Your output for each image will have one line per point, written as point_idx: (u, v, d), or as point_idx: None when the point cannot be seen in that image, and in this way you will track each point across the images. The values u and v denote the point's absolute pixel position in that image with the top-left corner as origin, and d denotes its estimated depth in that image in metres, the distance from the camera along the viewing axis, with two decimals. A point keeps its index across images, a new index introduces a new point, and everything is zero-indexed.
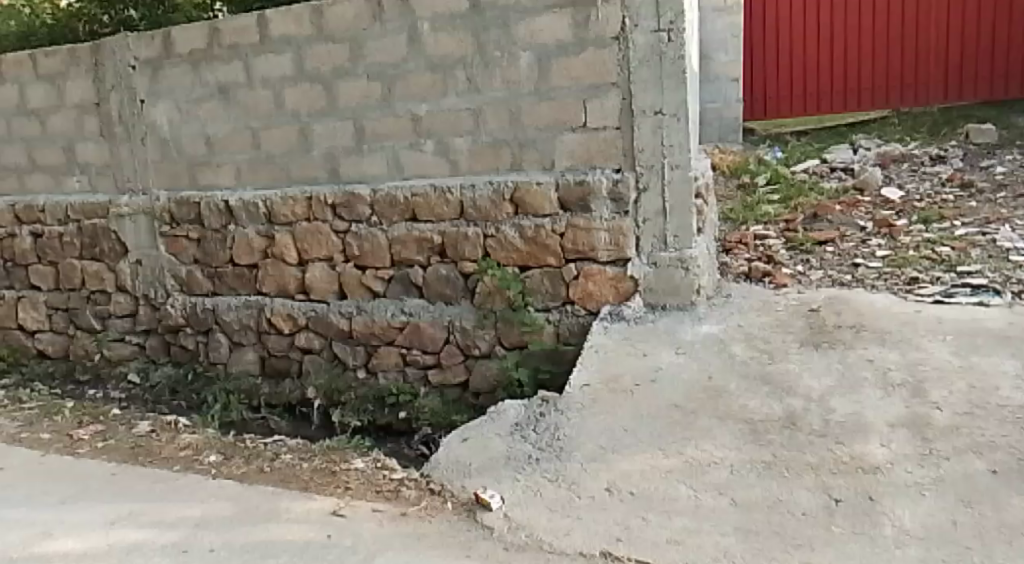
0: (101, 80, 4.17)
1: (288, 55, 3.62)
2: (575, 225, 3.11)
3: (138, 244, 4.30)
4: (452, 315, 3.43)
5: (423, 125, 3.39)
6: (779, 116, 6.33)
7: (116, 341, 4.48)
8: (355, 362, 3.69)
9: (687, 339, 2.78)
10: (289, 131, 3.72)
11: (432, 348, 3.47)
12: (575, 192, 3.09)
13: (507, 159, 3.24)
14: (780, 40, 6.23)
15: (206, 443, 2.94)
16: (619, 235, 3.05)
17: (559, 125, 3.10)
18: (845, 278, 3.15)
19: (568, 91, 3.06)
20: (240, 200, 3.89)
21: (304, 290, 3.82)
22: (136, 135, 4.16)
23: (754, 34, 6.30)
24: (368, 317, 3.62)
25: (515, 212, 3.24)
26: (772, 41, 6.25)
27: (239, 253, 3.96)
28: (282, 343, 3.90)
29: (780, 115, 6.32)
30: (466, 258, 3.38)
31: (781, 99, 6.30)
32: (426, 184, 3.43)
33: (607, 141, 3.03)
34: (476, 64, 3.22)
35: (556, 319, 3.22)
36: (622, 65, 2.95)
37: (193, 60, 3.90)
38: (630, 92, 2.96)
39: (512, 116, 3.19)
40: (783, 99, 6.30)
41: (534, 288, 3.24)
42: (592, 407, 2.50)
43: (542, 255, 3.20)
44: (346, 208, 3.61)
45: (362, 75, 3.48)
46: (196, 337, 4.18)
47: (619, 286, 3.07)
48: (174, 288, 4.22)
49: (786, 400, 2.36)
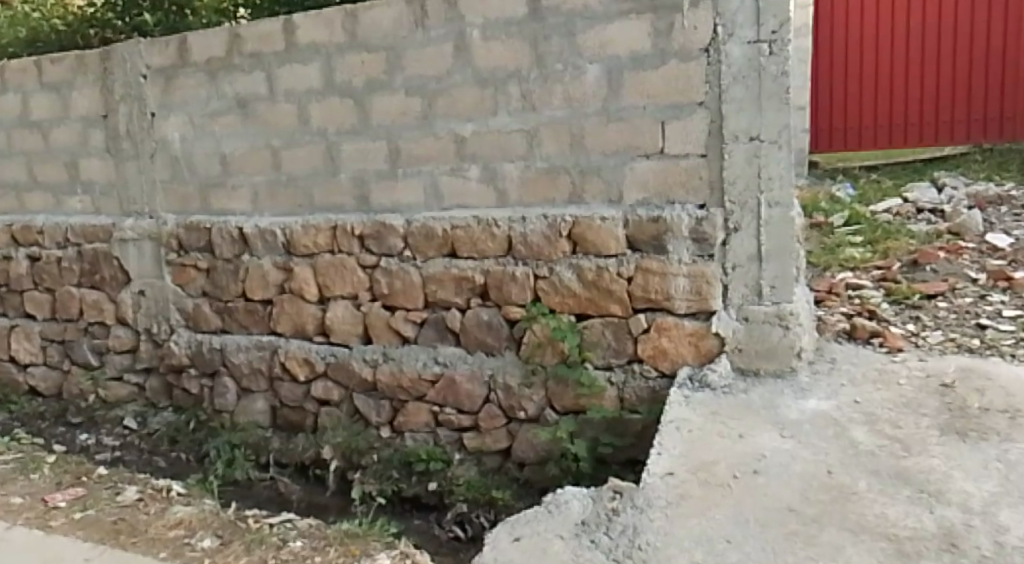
0: (110, 90, 3.77)
1: (316, 65, 3.19)
2: (647, 270, 2.61)
3: (141, 272, 3.86)
4: (495, 369, 2.92)
5: (467, 146, 2.93)
6: (846, 150, 5.80)
7: (114, 379, 4.03)
8: (379, 419, 3.19)
9: (791, 418, 2.24)
10: (314, 151, 3.27)
11: (469, 408, 2.96)
12: (648, 230, 2.59)
13: (565, 189, 2.76)
14: (849, 70, 5.72)
15: (202, 522, 2.44)
16: (700, 282, 2.54)
17: (630, 150, 2.62)
18: (973, 343, 2.65)
19: (643, 110, 2.58)
20: (256, 228, 3.44)
21: (324, 332, 3.34)
22: (144, 152, 3.74)
23: (819, 64, 5.78)
24: (395, 366, 3.12)
25: (572, 250, 2.75)
26: (840, 72, 5.73)
27: (253, 287, 3.50)
28: (296, 392, 3.41)
29: (846, 150, 5.80)
30: (512, 302, 2.88)
31: (848, 133, 5.78)
32: (468, 216, 2.95)
33: (689, 170, 2.54)
34: (534, 78, 2.76)
35: (620, 381, 2.69)
36: (711, 82, 2.46)
37: (210, 69, 3.47)
38: (720, 114, 2.46)
39: (574, 140, 2.71)
40: (851, 133, 5.78)
41: (594, 341, 2.73)
42: (680, 505, 1.95)
43: (605, 302, 2.70)
44: (376, 240, 3.15)
45: (399, 89, 3.03)
46: (201, 380, 3.71)
47: (699, 344, 2.55)
48: (179, 324, 3.77)
49: (937, 510, 1.79)
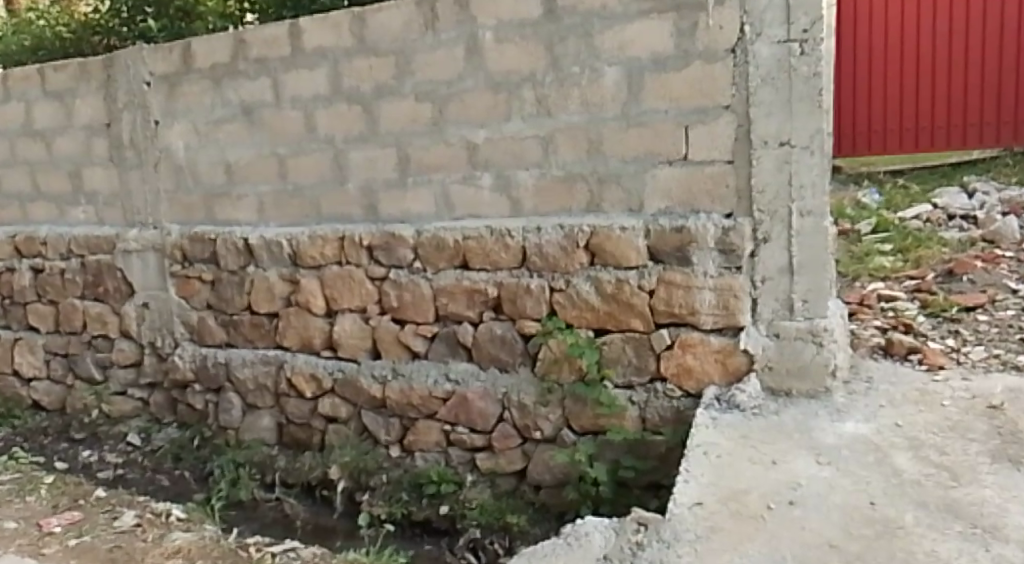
0: (113, 97, 3.68)
1: (323, 71, 3.08)
2: (670, 283, 2.47)
3: (145, 284, 3.76)
4: (509, 386, 2.78)
5: (479, 153, 2.81)
6: (870, 152, 5.58)
7: (118, 394, 3.93)
8: (388, 438, 3.06)
9: (828, 443, 2.08)
10: (321, 159, 3.16)
11: (483, 427, 2.83)
12: (671, 241, 2.45)
13: (582, 198, 2.63)
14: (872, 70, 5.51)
15: (200, 551, 2.30)
16: (727, 296, 2.39)
17: (652, 156, 2.49)
18: (1018, 360, 2.48)
19: (665, 114, 2.45)
20: (262, 238, 3.32)
21: (331, 346, 3.21)
22: (148, 160, 3.64)
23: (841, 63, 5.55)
24: (405, 383, 2.99)
25: (590, 262, 2.61)
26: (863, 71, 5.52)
27: (258, 300, 3.39)
28: (303, 408, 3.29)
29: (870, 152, 5.58)
30: (526, 317, 2.74)
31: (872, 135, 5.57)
32: (480, 226, 2.82)
33: (715, 177, 2.40)
34: (550, 81, 2.63)
35: (642, 400, 2.55)
36: (738, 84, 2.32)
37: (214, 75, 3.37)
38: (748, 118, 2.32)
39: (592, 146, 2.58)
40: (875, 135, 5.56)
41: (614, 358, 2.59)
42: (710, 539, 1.75)
43: (625, 317, 2.56)
44: (385, 251, 3.02)
45: (409, 94, 2.91)
46: (205, 396, 3.59)
47: (727, 362, 2.41)
48: (184, 337, 3.66)
49: (994, 548, 1.58)
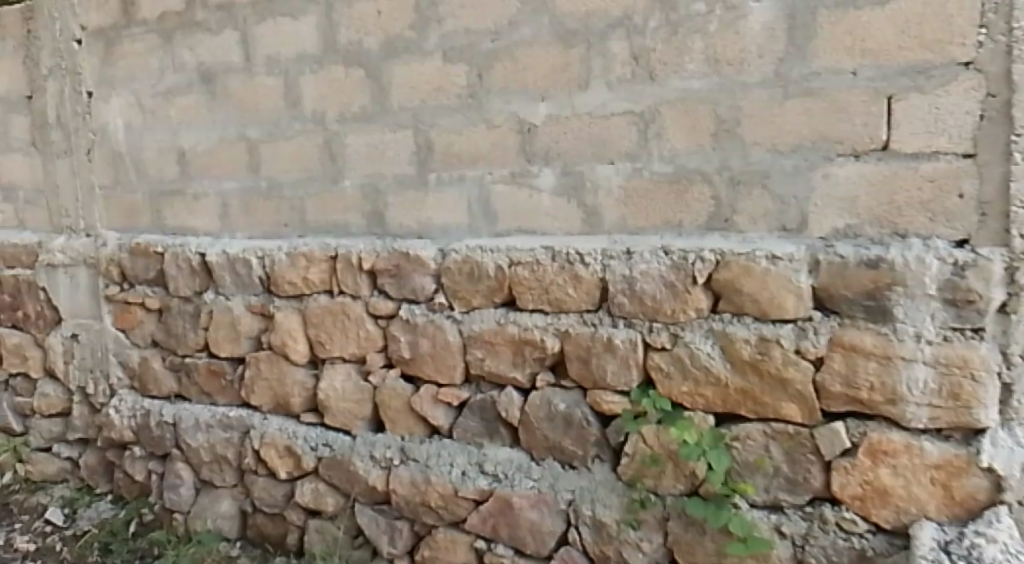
0: (36, 63, 2.79)
1: (311, 19, 2.16)
2: (851, 349, 1.52)
3: (74, 310, 2.83)
4: (577, 492, 1.85)
5: (537, 139, 1.88)
6: None
7: (41, 452, 3.02)
8: (393, 549, 2.13)
9: None
10: (306, 146, 2.23)
11: (535, 549, 1.90)
12: (860, 281, 1.51)
13: (700, 208, 1.70)
14: None
15: None
16: (959, 377, 1.43)
17: (826, 144, 1.56)
18: None
19: (852, 78, 1.51)
20: (222, 254, 2.39)
21: (316, 410, 2.28)
22: (79, 145, 2.73)
23: None
24: (419, 472, 2.06)
25: (713, 308, 1.68)
26: None
27: (218, 339, 2.45)
28: (274, 494, 2.36)
29: None
30: (605, 388, 1.80)
31: None
32: (536, 245, 1.88)
33: (940, 180, 1.45)
34: (654, 28, 1.70)
35: (799, 534, 1.60)
36: (994, 23, 1.37)
37: (164, 28, 2.45)
38: (1009, 81, 1.36)
39: (722, 129, 1.66)
40: None
41: (750, 464, 1.65)
42: None
43: (772, 397, 1.61)
44: (393, 279, 2.08)
45: (433, 52, 1.98)
46: (148, 465, 2.66)
47: (951, 486, 1.46)
48: (122, 383, 2.74)
49: None
